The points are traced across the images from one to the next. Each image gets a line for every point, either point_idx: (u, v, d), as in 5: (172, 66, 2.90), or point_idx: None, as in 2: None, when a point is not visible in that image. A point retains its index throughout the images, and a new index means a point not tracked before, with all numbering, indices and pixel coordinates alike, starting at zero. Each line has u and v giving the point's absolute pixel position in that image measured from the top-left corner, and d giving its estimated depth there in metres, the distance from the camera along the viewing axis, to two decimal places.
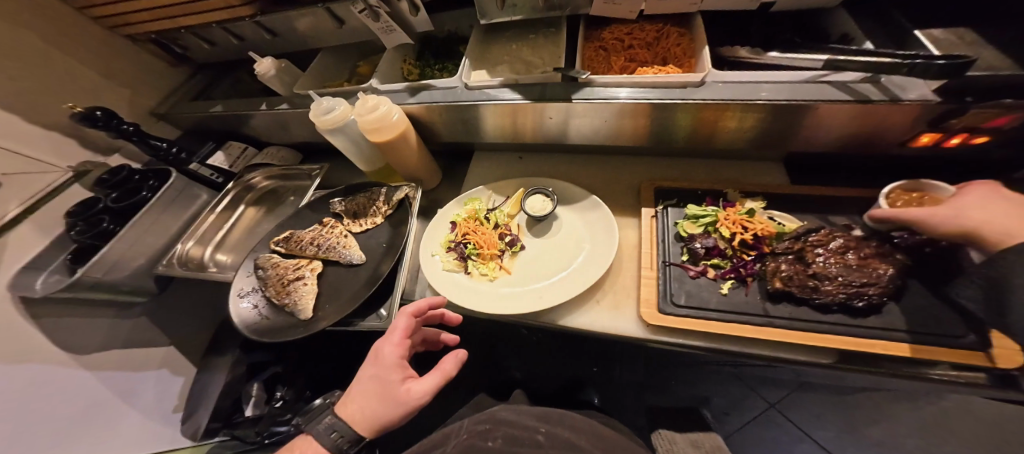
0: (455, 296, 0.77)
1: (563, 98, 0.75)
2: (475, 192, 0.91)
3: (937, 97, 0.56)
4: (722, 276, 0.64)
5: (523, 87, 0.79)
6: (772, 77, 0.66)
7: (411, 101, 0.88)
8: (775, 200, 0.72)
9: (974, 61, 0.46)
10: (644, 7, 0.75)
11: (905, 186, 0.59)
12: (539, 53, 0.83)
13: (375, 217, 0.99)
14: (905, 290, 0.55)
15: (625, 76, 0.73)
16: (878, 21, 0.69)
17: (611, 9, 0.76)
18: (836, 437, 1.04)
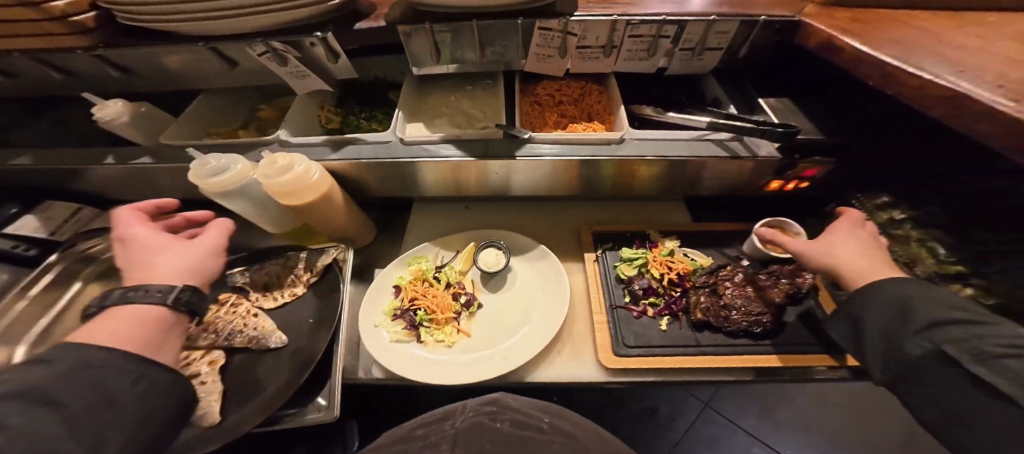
0: (409, 373, 0.69)
1: (506, 154, 0.76)
2: (420, 249, 0.85)
3: (779, 154, 0.73)
4: (659, 314, 0.72)
5: (462, 143, 0.77)
6: (674, 137, 0.77)
7: (333, 157, 0.78)
8: (689, 236, 0.85)
9: (796, 130, 0.66)
10: (569, 66, 0.82)
11: (769, 223, 0.78)
12: (479, 105, 0.84)
13: (295, 287, 0.81)
14: (786, 315, 0.70)
15: (559, 134, 0.78)
16: (738, 91, 0.83)
17: (543, 67, 0.82)
18: (758, 425, 1.22)
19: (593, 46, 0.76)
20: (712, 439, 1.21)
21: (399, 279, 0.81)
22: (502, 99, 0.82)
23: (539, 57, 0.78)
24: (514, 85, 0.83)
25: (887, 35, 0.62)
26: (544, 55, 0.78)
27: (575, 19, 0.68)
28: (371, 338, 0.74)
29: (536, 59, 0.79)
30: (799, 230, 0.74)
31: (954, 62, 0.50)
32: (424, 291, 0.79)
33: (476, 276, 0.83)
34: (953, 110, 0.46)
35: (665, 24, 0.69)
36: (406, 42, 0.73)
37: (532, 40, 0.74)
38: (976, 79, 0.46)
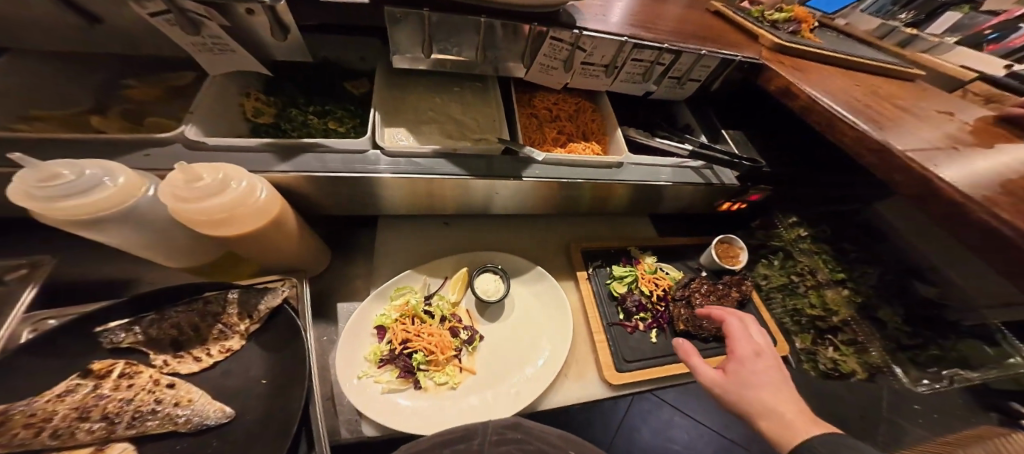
0: (415, 429, 0.58)
1: (511, 173, 0.66)
2: (403, 279, 0.73)
3: (737, 182, 0.81)
4: (649, 327, 0.79)
5: (460, 158, 0.64)
6: (661, 162, 0.78)
7: (281, 168, 0.54)
8: (659, 251, 0.94)
9: (758, 165, 0.74)
10: (568, 81, 0.78)
11: (723, 239, 0.91)
12: (471, 112, 0.73)
13: (227, 341, 0.55)
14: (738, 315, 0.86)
15: (565, 155, 0.72)
16: (704, 117, 0.89)
17: (544, 78, 0.75)
18: (676, 394, 1.50)
19: (597, 63, 0.73)
20: (646, 412, 1.45)
21: (380, 318, 0.68)
22: (500, 108, 0.72)
23: (544, 67, 0.72)
24: (509, 92, 0.77)
25: (823, 87, 0.72)
26: (550, 67, 0.72)
27: (588, 34, 0.64)
28: (358, 394, 0.59)
29: (539, 70, 0.73)
30: (742, 245, 0.90)
31: (866, 117, 0.64)
32: (416, 330, 0.67)
33: (471, 305, 0.76)
34: (878, 160, 0.58)
35: (665, 52, 0.70)
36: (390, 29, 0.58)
37: (540, 50, 0.67)
38: (890, 136, 0.59)
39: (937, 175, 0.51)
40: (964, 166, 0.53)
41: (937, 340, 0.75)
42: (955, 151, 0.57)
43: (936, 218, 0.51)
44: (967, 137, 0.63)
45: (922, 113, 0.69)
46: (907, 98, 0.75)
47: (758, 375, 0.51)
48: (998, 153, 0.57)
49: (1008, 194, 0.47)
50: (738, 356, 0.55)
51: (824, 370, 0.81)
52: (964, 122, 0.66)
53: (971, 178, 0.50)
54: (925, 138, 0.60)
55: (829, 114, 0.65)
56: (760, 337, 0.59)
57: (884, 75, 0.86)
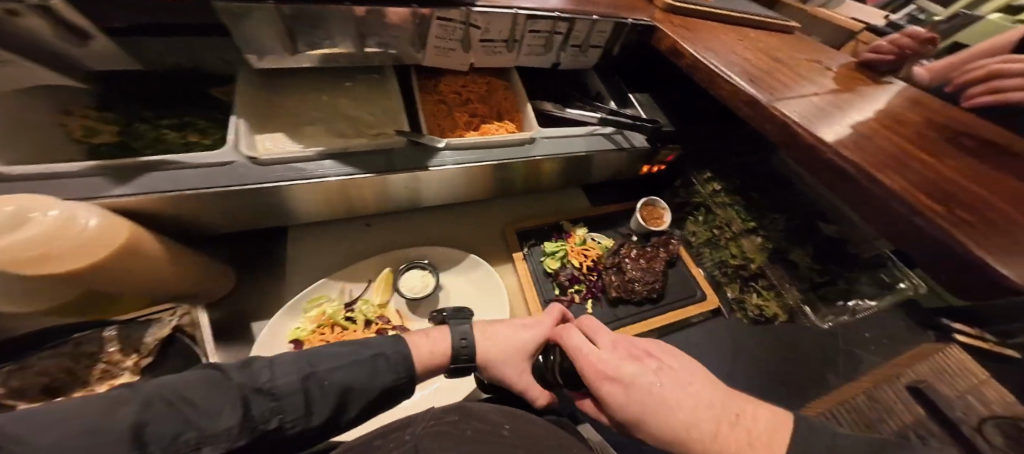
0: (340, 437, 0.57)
1: (416, 165, 0.61)
2: (319, 287, 0.68)
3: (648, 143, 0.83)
4: (584, 298, 0.82)
5: (353, 158, 0.58)
6: (574, 132, 0.78)
7: (121, 191, 0.46)
8: (591, 222, 0.96)
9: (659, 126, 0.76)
10: (474, 61, 0.72)
11: (647, 202, 0.94)
12: (366, 105, 0.67)
13: (116, 378, 0.50)
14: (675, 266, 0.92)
15: (473, 137, 0.68)
16: (614, 84, 0.89)
17: (440, 59, 0.68)
18: None
19: (497, 39, 0.68)
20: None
21: (295, 332, 0.63)
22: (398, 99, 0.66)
23: (439, 50, 0.65)
24: (409, 81, 0.71)
25: (709, 44, 0.74)
26: (447, 49, 0.66)
27: (478, 10, 0.58)
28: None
29: (435, 53, 0.66)
30: (665, 205, 0.92)
31: (742, 70, 0.67)
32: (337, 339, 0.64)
33: (400, 304, 0.73)
34: (750, 110, 0.62)
35: (560, 20, 0.68)
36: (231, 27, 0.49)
37: (430, 31, 0.60)
38: (759, 87, 0.62)
39: (794, 121, 0.55)
40: (819, 111, 0.58)
41: (843, 274, 0.79)
42: (815, 97, 0.61)
43: (799, 161, 0.56)
44: (829, 81, 0.68)
45: (794, 62, 0.74)
46: (784, 50, 0.79)
47: (624, 411, 0.48)
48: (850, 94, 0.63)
49: (849, 134, 0.53)
50: (624, 379, 0.50)
51: (753, 316, 0.88)
52: (828, 69, 0.71)
53: (822, 123, 0.55)
54: (791, 86, 0.64)
55: (710, 71, 0.67)
56: (622, 357, 0.53)
57: (766, 29, 0.91)
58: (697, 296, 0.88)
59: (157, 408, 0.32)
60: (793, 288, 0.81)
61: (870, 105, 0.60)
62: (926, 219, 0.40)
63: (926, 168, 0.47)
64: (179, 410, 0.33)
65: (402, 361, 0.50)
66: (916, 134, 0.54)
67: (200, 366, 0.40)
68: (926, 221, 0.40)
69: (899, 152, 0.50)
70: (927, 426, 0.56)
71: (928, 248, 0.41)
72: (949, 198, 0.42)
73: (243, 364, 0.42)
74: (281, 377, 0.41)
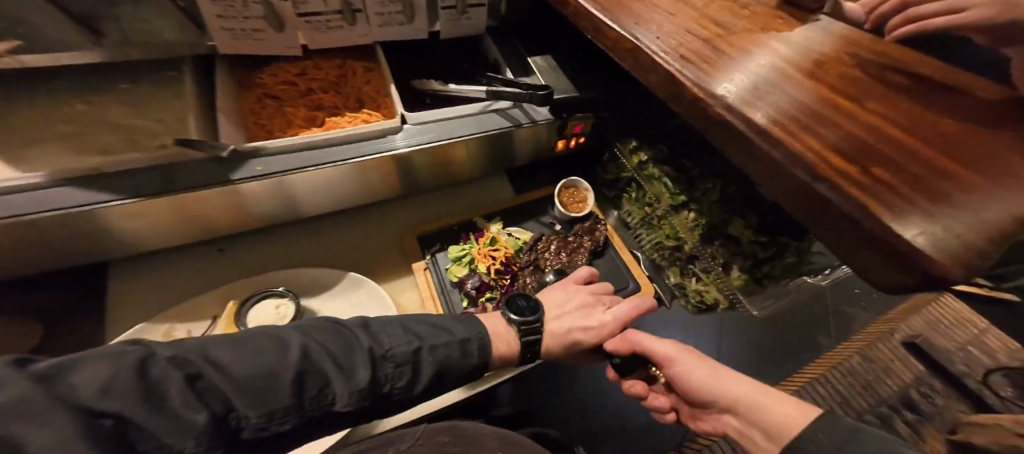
0: None
1: (209, 179, 0.51)
2: (133, 335, 0.57)
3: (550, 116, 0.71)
4: (498, 306, 0.70)
5: (107, 181, 0.48)
6: (455, 113, 0.66)
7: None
8: (509, 215, 0.84)
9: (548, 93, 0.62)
10: (304, 42, 0.59)
11: (567, 184, 0.83)
12: (158, 111, 0.56)
13: None
14: (604, 254, 0.81)
15: (301, 136, 0.56)
16: (512, 50, 0.75)
17: (245, 45, 0.55)
18: None
19: (323, 12, 0.54)
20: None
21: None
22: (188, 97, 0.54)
23: (232, 32, 0.52)
24: (218, 73, 0.59)
25: None
26: (245, 31, 0.52)
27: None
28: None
29: (229, 36, 0.53)
30: (586, 186, 0.82)
31: (635, 13, 0.53)
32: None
33: None
34: (636, 62, 0.49)
35: None
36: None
37: (203, 8, 0.47)
38: (649, 31, 0.50)
39: (680, 70, 0.43)
40: (718, 53, 0.46)
41: (788, 247, 0.64)
42: (717, 36, 0.48)
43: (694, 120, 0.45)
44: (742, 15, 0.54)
45: None
46: None
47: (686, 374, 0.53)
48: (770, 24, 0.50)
49: (747, 78, 0.41)
50: (670, 352, 0.56)
51: (695, 305, 0.81)
52: None
53: (714, 69, 0.43)
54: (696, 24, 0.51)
55: (595, 18, 0.54)
56: (665, 341, 0.57)
57: None
58: (634, 286, 0.78)
59: (309, 360, 0.40)
60: (732, 267, 0.69)
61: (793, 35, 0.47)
62: (832, 187, 0.30)
63: (843, 113, 0.35)
64: (323, 362, 0.41)
65: (483, 350, 0.52)
66: (838, 64, 0.41)
67: (328, 318, 0.46)
68: (832, 190, 0.30)
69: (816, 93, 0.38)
70: None
71: (829, 225, 0.31)
72: (864, 150, 0.32)
73: (361, 323, 0.47)
74: (395, 346, 0.46)
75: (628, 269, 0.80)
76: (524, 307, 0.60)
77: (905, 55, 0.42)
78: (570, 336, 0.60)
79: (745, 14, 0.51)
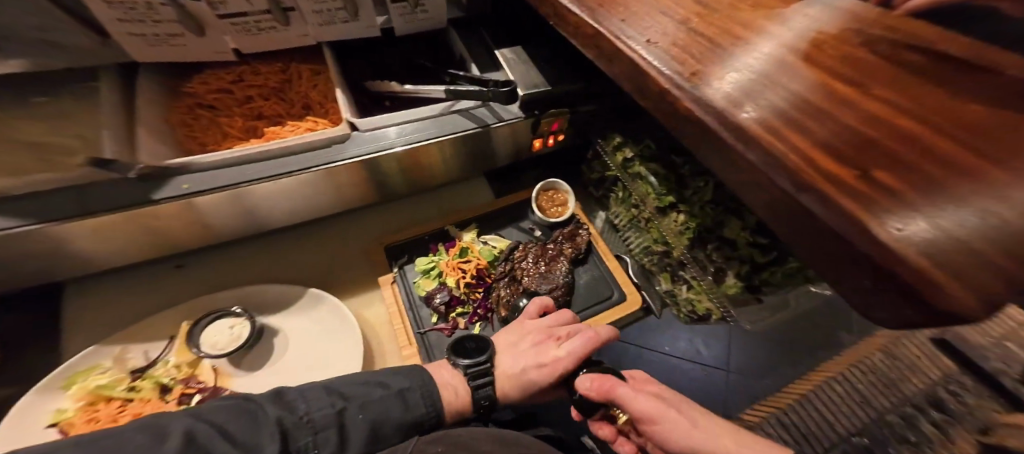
0: None
1: (131, 200, 0.48)
2: (85, 359, 0.56)
3: (520, 113, 0.64)
4: (471, 322, 0.67)
5: (27, 204, 0.46)
6: (412, 116, 0.61)
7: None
8: (485, 221, 0.79)
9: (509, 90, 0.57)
10: (236, 46, 0.55)
11: (545, 186, 0.78)
12: (86, 126, 0.54)
13: None
14: (587, 260, 0.76)
15: (234, 150, 0.53)
16: (477, 42, 0.68)
17: (174, 52, 0.52)
18: None
19: (248, 13, 0.49)
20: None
21: (57, 415, 0.52)
22: (108, 112, 0.51)
23: (144, 37, 0.48)
24: (142, 84, 0.55)
25: None
26: (158, 35, 0.48)
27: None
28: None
29: (142, 41, 0.49)
30: (567, 188, 0.77)
31: None
32: (112, 417, 0.53)
33: (217, 360, 0.59)
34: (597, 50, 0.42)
35: None
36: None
37: (99, 12, 0.43)
38: (612, 12, 0.42)
39: (642, 56, 0.36)
40: (694, 34, 0.38)
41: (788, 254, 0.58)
42: (699, 12, 0.40)
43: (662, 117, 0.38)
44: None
45: None
46: None
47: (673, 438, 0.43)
48: None
49: (723, 61, 0.33)
50: (654, 413, 0.44)
51: (686, 314, 0.75)
52: None
53: (682, 53, 0.35)
54: None
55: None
56: (645, 398, 0.45)
57: None
58: (618, 296, 0.72)
59: (198, 448, 0.36)
60: (727, 272, 0.62)
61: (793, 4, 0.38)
62: (816, 197, 0.23)
63: (846, 101, 0.27)
64: (217, 446, 0.37)
65: (429, 398, 0.49)
66: (843, 43, 0.33)
67: (233, 397, 0.43)
68: (816, 200, 0.22)
69: (814, 78, 0.30)
70: (955, 381, 0.55)
71: (815, 242, 0.24)
72: (868, 149, 0.24)
73: (276, 393, 0.44)
74: (317, 412, 0.43)
75: (613, 276, 0.74)
76: (471, 348, 0.56)
77: (943, 28, 0.33)
78: (523, 377, 0.55)
79: None
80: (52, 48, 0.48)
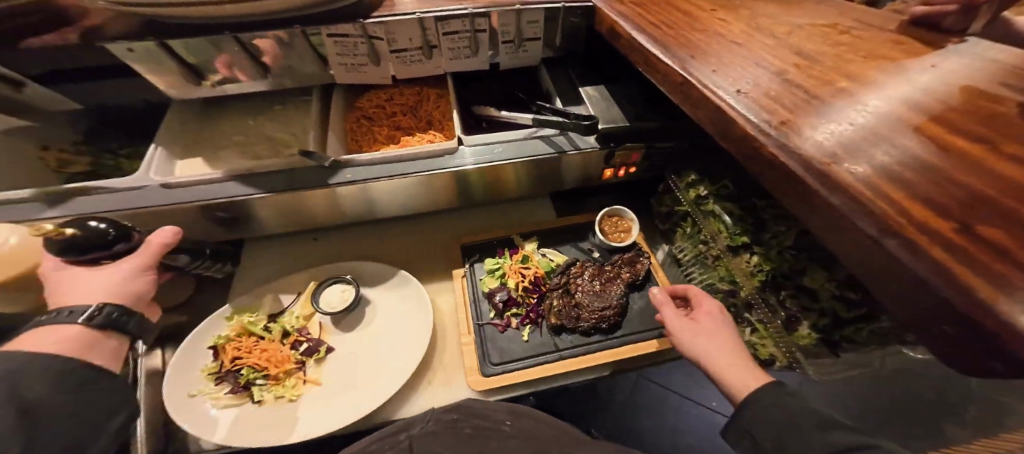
0: (232, 441, 0.60)
1: (319, 182, 0.64)
2: (242, 302, 0.75)
3: (596, 145, 0.70)
4: (522, 324, 0.72)
5: (253, 178, 0.63)
6: (502, 138, 0.72)
7: (51, 214, 0.55)
8: (548, 236, 0.86)
9: (590, 124, 0.63)
10: (394, 74, 0.72)
11: (609, 213, 0.81)
12: (292, 127, 0.75)
13: None
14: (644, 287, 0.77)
15: (377, 154, 0.69)
16: (565, 79, 0.78)
17: (359, 77, 0.70)
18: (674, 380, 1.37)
19: (410, 48, 0.66)
20: (646, 404, 1.34)
21: (216, 339, 0.69)
22: (314, 115, 0.71)
23: (346, 66, 0.66)
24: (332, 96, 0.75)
25: (662, 17, 0.58)
26: (353, 65, 0.66)
27: (372, 22, 0.57)
28: (181, 411, 0.61)
29: (343, 69, 0.67)
30: (632, 216, 0.79)
31: (690, 41, 0.50)
32: (250, 347, 0.69)
33: (324, 318, 0.75)
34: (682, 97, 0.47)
35: (476, 16, 0.63)
36: (124, 56, 0.54)
37: (328, 48, 0.61)
38: (708, 59, 0.46)
39: (730, 104, 0.38)
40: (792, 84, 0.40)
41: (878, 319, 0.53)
42: (797, 66, 0.42)
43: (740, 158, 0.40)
44: (838, 47, 0.46)
45: (790, 25, 0.54)
46: (781, 14, 0.58)
47: (698, 343, 0.56)
48: (871, 58, 0.42)
49: (818, 112, 0.34)
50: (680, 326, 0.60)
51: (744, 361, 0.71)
52: (840, 31, 0.49)
53: (771, 101, 0.37)
54: (768, 54, 0.46)
55: (646, 51, 0.50)
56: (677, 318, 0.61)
57: None
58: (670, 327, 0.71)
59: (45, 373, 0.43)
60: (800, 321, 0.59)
61: (897, 67, 0.39)
62: (902, 242, 0.23)
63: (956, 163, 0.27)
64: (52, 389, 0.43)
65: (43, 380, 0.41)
66: (976, 97, 0.33)
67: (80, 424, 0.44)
68: (904, 246, 0.23)
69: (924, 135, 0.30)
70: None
71: (894, 288, 0.24)
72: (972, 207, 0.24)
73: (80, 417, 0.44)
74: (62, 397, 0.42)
75: None
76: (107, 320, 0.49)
77: None
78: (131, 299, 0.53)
79: (839, 49, 0.44)
80: (291, 75, 0.68)
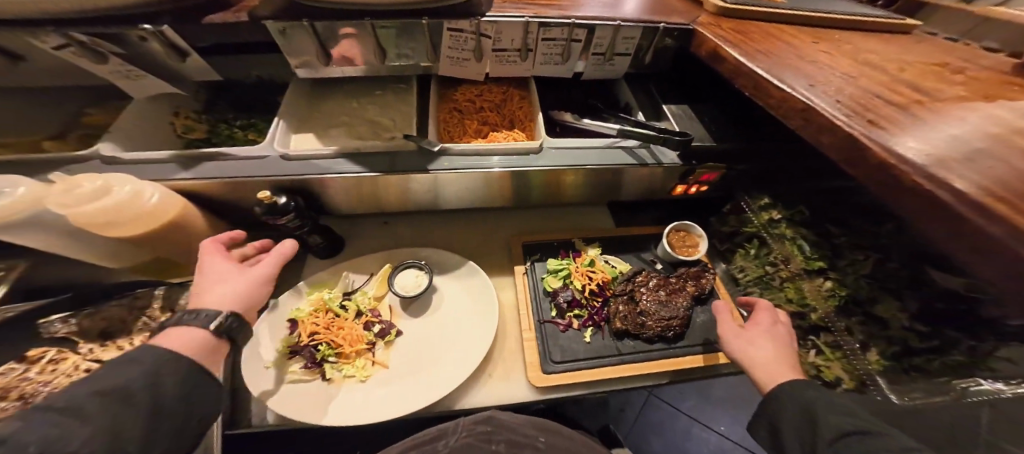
0: (303, 414, 0.62)
1: (416, 165, 0.68)
2: (321, 277, 0.80)
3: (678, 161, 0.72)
4: (584, 325, 0.74)
5: (358, 157, 0.68)
6: (586, 144, 0.75)
7: (184, 175, 0.62)
8: (609, 243, 0.87)
9: (683, 140, 0.64)
10: (490, 71, 0.76)
11: (677, 227, 0.82)
12: (392, 112, 0.80)
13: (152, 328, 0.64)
14: (705, 304, 0.78)
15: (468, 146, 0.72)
16: (645, 94, 0.81)
17: (461, 71, 0.75)
18: (694, 405, 1.35)
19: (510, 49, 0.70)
20: (657, 424, 1.32)
21: (295, 311, 0.73)
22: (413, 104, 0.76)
23: (452, 59, 0.71)
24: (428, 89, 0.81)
25: (763, 43, 0.61)
26: (458, 59, 0.71)
27: (486, 20, 0.61)
28: (255, 381, 0.64)
29: (449, 62, 0.72)
30: (701, 232, 0.80)
31: (799, 68, 0.52)
32: (327, 323, 0.73)
33: (394, 302, 0.79)
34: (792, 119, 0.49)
35: (575, 27, 0.65)
36: (276, 37, 0.62)
37: (442, 41, 0.67)
38: (823, 86, 0.48)
39: (863, 133, 0.39)
40: (913, 117, 0.41)
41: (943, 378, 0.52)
42: (917, 101, 0.44)
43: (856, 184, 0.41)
44: (954, 86, 0.47)
45: (897, 61, 0.55)
46: (885, 51, 0.59)
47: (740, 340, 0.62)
48: (993, 99, 0.43)
49: (949, 143, 0.35)
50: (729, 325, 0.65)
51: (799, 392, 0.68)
52: (953, 71, 0.50)
53: (903, 132, 0.38)
54: (884, 87, 0.47)
55: (757, 76, 0.53)
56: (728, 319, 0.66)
57: (879, 32, 0.70)
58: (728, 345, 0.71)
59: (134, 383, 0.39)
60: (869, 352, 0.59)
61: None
62: None
63: None
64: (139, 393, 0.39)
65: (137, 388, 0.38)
66: None
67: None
68: None
69: None
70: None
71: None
72: None
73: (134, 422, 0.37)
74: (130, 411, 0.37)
75: None
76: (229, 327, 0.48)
77: None
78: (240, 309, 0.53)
79: (959, 87, 0.45)
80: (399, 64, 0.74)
